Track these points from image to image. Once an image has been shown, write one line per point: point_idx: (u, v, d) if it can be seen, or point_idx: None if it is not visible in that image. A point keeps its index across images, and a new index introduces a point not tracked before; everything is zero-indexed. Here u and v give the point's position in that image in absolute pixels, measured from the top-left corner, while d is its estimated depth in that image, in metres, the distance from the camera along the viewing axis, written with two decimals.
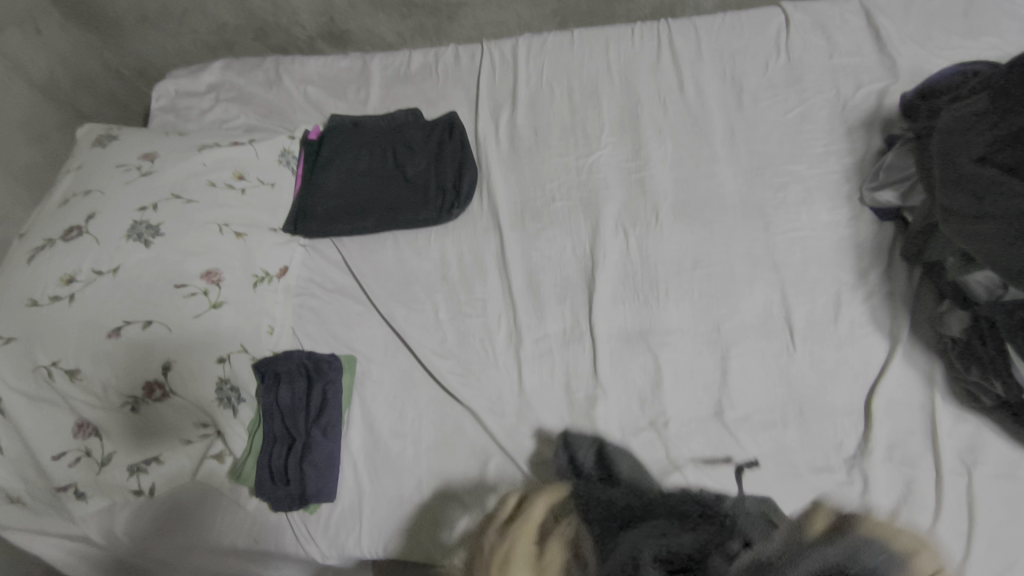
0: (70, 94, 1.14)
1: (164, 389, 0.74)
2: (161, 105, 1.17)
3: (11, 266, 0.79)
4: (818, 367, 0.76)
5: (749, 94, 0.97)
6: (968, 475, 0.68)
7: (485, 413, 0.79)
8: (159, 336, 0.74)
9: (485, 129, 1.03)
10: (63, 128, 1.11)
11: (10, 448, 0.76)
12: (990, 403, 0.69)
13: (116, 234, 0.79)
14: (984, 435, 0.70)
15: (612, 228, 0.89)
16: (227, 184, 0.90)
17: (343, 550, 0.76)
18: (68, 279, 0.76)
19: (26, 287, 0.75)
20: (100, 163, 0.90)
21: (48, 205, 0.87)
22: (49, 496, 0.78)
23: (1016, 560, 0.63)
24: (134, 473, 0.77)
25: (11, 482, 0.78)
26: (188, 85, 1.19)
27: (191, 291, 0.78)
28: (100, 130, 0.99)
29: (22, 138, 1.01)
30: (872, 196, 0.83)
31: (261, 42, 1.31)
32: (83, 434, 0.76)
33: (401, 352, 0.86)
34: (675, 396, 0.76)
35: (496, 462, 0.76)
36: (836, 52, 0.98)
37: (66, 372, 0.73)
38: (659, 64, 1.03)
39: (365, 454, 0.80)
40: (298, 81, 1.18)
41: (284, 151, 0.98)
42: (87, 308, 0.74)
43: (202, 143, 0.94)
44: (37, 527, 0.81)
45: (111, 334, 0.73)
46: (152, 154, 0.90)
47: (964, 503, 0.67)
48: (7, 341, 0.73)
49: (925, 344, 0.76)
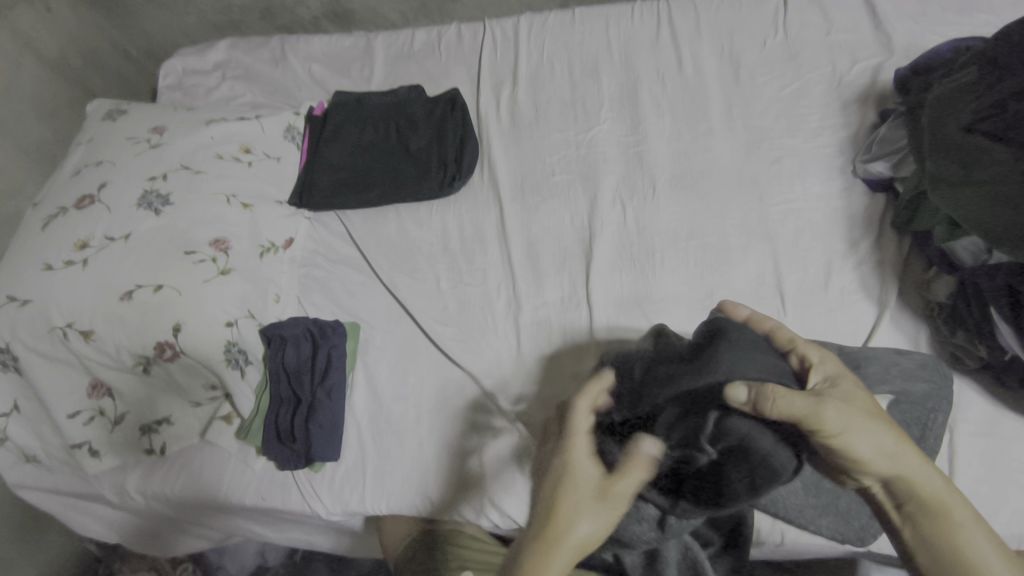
0: (80, 72, 1.16)
1: (174, 349, 0.76)
2: (169, 82, 1.20)
3: (26, 233, 0.82)
4: (808, 332, 0.78)
5: (746, 70, 0.99)
6: (950, 430, 0.70)
7: (485, 376, 0.82)
8: (170, 298, 0.76)
9: (487, 106, 1.05)
10: (74, 105, 1.14)
11: (28, 407, 0.79)
12: (973, 365, 0.71)
13: (128, 202, 0.82)
14: (966, 393, 0.72)
15: (610, 200, 0.91)
16: (234, 157, 0.92)
17: (346, 507, 0.78)
18: (82, 245, 0.78)
19: (41, 251, 0.78)
20: (112, 136, 0.92)
21: (60, 176, 0.89)
22: (65, 455, 0.81)
23: (993, 512, 0.66)
24: (146, 432, 0.80)
25: (28, 440, 0.81)
26: (196, 63, 1.21)
27: (200, 258, 0.80)
28: (110, 105, 1.01)
29: (34, 114, 1.04)
30: (864, 168, 0.85)
31: (267, 22, 1.33)
32: (97, 394, 0.78)
33: (403, 319, 0.88)
34: None
35: (494, 423, 0.79)
36: (833, 29, 0.99)
37: (80, 333, 0.75)
38: (660, 43, 1.05)
39: (369, 417, 0.82)
40: (303, 59, 1.20)
41: (290, 126, 1.00)
42: (101, 273, 0.76)
43: (210, 117, 0.97)
44: (51, 485, 0.85)
45: (123, 297, 0.76)
46: (161, 128, 0.93)
47: (945, 459, 0.69)
48: (24, 303, 0.75)
49: (911, 310, 0.78)
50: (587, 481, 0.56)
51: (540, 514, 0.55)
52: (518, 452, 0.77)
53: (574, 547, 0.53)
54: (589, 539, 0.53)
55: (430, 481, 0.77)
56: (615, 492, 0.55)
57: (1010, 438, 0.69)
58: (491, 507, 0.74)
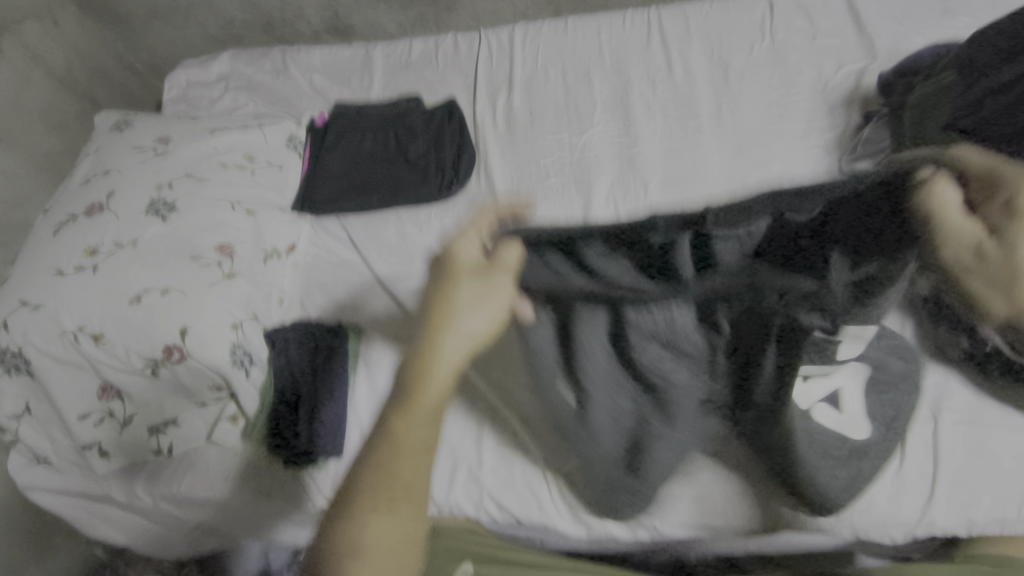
0: (87, 86, 1.20)
1: (181, 351, 0.78)
2: (174, 95, 1.23)
3: (38, 241, 0.85)
4: None
5: (734, 74, 1.02)
6: (934, 422, 0.72)
7: None
8: (177, 302, 0.79)
9: (483, 113, 1.08)
10: (81, 117, 1.17)
11: (39, 409, 0.81)
12: (958, 356, 0.72)
13: (136, 210, 0.85)
14: (951, 383, 0.74)
15: (603, 202, 0.94)
16: (238, 165, 0.95)
17: None
18: (92, 251, 0.81)
19: (53, 258, 0.81)
20: (118, 146, 0.95)
21: (69, 185, 0.92)
22: (75, 455, 0.83)
23: (977, 498, 0.68)
24: (154, 433, 0.81)
25: (39, 441, 0.83)
26: (200, 76, 1.25)
27: (205, 263, 0.83)
28: (117, 117, 1.04)
29: (43, 127, 1.07)
30: (848, 166, 0.84)
31: (269, 34, 1.36)
32: (106, 396, 0.80)
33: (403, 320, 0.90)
34: None
35: (494, 418, 0.80)
36: (818, 34, 1.02)
37: (91, 336, 0.77)
38: (650, 50, 1.08)
39: (370, 416, 0.85)
40: (303, 70, 1.23)
41: (292, 135, 1.03)
42: (109, 278, 0.79)
43: (214, 127, 1.00)
44: (62, 486, 0.87)
45: (133, 301, 0.78)
46: (166, 137, 0.96)
47: (931, 448, 0.71)
48: (36, 307, 0.78)
49: None
50: (466, 263, 0.58)
51: (434, 278, 0.60)
52: (516, 447, 0.79)
53: (473, 337, 0.55)
54: (484, 323, 0.56)
55: (431, 478, 0.79)
56: (500, 288, 0.57)
57: (992, 425, 0.71)
58: (491, 500, 0.77)
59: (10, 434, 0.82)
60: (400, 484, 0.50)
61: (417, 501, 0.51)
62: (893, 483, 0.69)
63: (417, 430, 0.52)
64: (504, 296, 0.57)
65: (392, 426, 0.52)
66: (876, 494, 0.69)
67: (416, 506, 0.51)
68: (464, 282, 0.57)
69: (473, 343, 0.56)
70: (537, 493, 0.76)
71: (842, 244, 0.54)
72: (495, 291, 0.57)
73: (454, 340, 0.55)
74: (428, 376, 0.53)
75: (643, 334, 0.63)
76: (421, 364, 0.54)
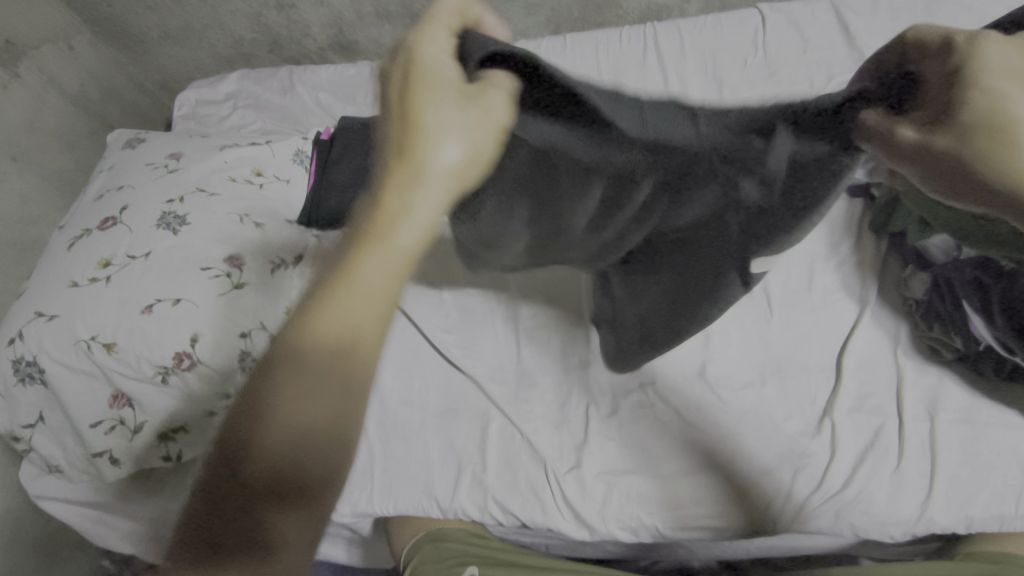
0: (99, 105, 1.26)
1: (191, 359, 0.80)
2: (184, 113, 1.27)
3: (54, 254, 0.88)
4: (794, 329, 0.81)
5: (728, 87, 1.05)
6: (931, 420, 0.73)
7: (487, 380, 0.85)
8: (188, 311, 0.81)
9: None
10: (93, 136, 1.22)
11: (52, 417, 0.82)
12: (951, 356, 0.75)
13: (148, 223, 0.88)
14: (945, 384, 0.76)
15: None
16: (247, 180, 0.98)
17: (356, 508, 0.81)
18: (105, 263, 0.84)
19: (68, 270, 0.84)
20: (131, 163, 0.99)
21: (84, 201, 0.96)
22: (86, 463, 0.84)
23: (974, 495, 0.69)
24: (163, 440, 0.83)
25: (51, 450, 0.84)
26: (209, 95, 1.29)
27: (215, 273, 0.85)
28: (129, 135, 1.08)
29: (57, 145, 1.11)
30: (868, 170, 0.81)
31: (276, 55, 1.39)
32: (118, 404, 0.81)
33: (407, 328, 0.92)
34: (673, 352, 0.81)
35: (497, 423, 0.82)
36: (810, 48, 1.05)
37: (104, 344, 0.79)
38: (646, 65, 1.11)
39: (376, 422, 0.85)
40: (309, 88, 1.27)
41: (298, 150, 1.06)
42: (122, 289, 0.81)
43: (223, 143, 1.04)
44: (74, 493, 0.89)
45: (144, 311, 0.81)
46: (177, 154, 1.00)
47: (927, 445, 0.72)
48: (52, 318, 0.80)
49: (890, 308, 0.81)
50: (448, 81, 0.46)
51: (385, 95, 0.47)
52: (519, 449, 0.80)
53: (444, 173, 0.46)
54: (455, 161, 0.46)
55: (436, 482, 0.80)
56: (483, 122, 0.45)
57: (987, 423, 0.72)
58: (495, 504, 0.77)
59: (23, 443, 0.83)
60: (310, 367, 0.43)
61: (348, 370, 0.44)
62: (892, 481, 0.70)
63: (343, 310, 0.44)
64: (487, 122, 0.44)
65: (312, 309, 0.44)
66: (874, 492, 0.70)
67: (349, 370, 0.44)
68: (435, 103, 0.45)
69: (443, 193, 0.46)
70: (540, 495, 0.77)
71: (719, 160, 0.46)
72: (467, 114, 0.45)
73: (389, 215, 0.46)
74: (355, 264, 0.45)
75: (527, 198, 0.56)
76: (361, 232, 0.46)
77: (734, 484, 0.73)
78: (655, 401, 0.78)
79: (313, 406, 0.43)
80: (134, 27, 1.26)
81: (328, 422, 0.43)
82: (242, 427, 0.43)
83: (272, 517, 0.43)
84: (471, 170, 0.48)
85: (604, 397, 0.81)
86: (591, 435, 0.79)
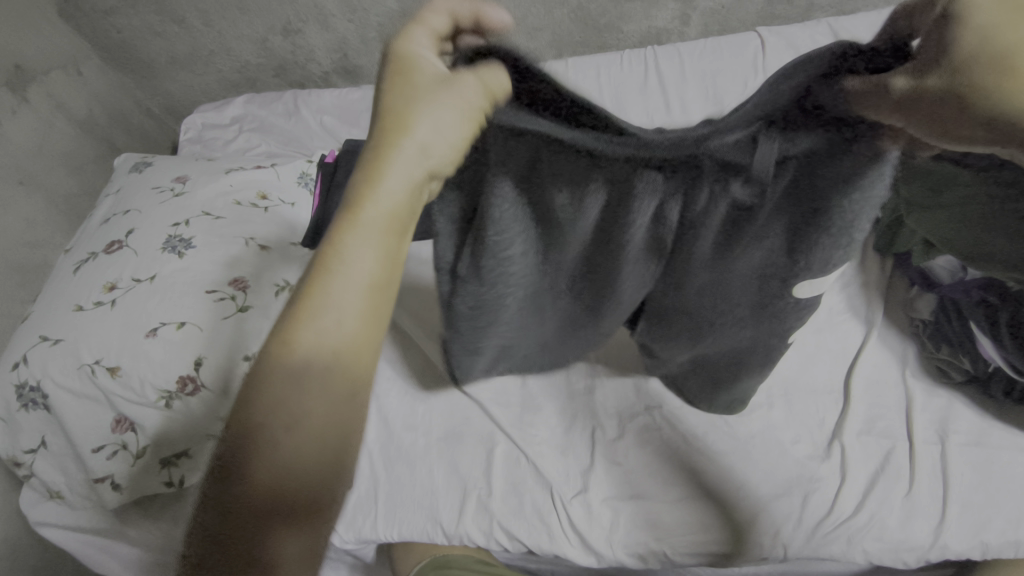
0: (107, 129, 1.28)
1: (196, 382, 0.80)
2: (189, 136, 1.29)
3: (60, 277, 0.88)
4: (801, 351, 0.80)
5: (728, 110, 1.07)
6: (942, 443, 0.73)
7: (492, 403, 0.84)
8: (193, 335, 0.81)
9: None
10: (99, 159, 1.24)
11: (53, 442, 0.81)
12: (960, 378, 0.74)
13: (153, 246, 0.89)
14: (955, 407, 0.75)
15: None
16: (252, 203, 0.98)
17: (360, 535, 0.79)
18: (110, 287, 0.84)
19: (74, 294, 0.84)
20: (138, 187, 1.00)
21: (89, 225, 0.97)
22: (87, 489, 0.84)
23: (988, 520, 0.68)
24: (167, 465, 0.83)
25: (52, 475, 0.83)
26: (215, 118, 1.30)
27: (220, 296, 0.85)
28: (136, 159, 1.09)
29: (64, 170, 1.12)
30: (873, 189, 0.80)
31: (281, 78, 1.40)
32: (120, 429, 0.80)
33: (412, 351, 0.92)
34: None
35: (502, 446, 0.81)
36: None
37: (108, 368, 0.79)
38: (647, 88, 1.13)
39: (380, 445, 0.84)
40: (315, 112, 1.28)
41: (303, 174, 1.07)
42: (127, 312, 0.82)
43: (229, 166, 1.04)
44: (74, 520, 0.87)
45: (149, 334, 0.80)
46: (183, 177, 1.01)
47: (938, 469, 0.71)
48: (56, 342, 0.80)
49: (897, 329, 0.81)
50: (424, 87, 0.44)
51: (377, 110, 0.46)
52: (525, 474, 0.79)
53: (423, 162, 0.43)
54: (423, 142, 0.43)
55: (441, 507, 0.79)
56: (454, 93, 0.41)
57: (999, 446, 0.72)
58: (501, 530, 0.76)
59: (25, 468, 0.82)
60: (296, 378, 0.41)
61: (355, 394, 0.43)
62: (905, 505, 0.69)
63: (333, 318, 0.42)
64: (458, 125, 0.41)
65: (296, 327, 0.41)
66: (887, 517, 0.69)
67: (350, 390, 0.42)
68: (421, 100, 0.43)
69: (411, 178, 0.43)
70: (547, 521, 0.76)
71: (684, 154, 0.38)
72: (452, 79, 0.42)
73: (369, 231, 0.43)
74: (332, 278, 0.42)
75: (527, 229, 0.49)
76: (335, 248, 0.43)
77: (747, 511, 0.71)
78: (661, 424, 0.78)
79: (308, 411, 0.41)
80: (141, 53, 1.28)
81: (323, 437, 0.41)
82: (242, 442, 0.40)
83: (274, 534, 0.40)
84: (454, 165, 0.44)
85: (611, 420, 0.80)
86: (598, 458, 0.78)
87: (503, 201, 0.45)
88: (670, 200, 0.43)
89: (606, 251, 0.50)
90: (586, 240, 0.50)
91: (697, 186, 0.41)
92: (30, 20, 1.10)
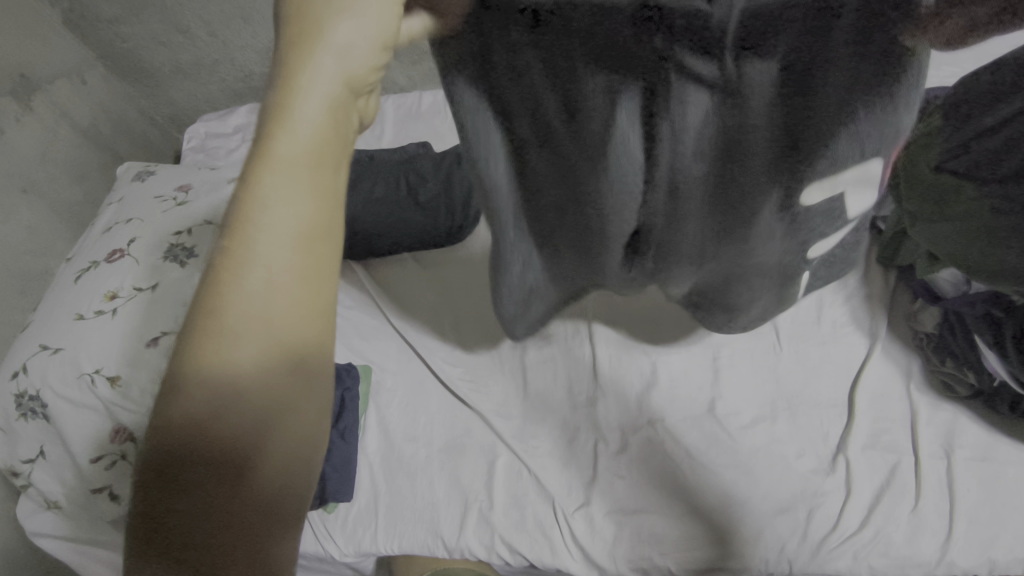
0: (109, 138, 1.28)
1: None
2: (192, 146, 1.29)
3: (61, 286, 0.88)
4: (804, 363, 0.80)
5: None
6: (948, 458, 0.72)
7: (493, 414, 0.84)
8: None
9: None
10: (102, 168, 1.24)
11: (52, 452, 0.81)
12: (966, 392, 0.73)
13: (155, 255, 0.88)
14: (961, 421, 0.74)
15: None
16: None
17: (359, 548, 0.79)
18: (112, 295, 0.84)
19: (75, 303, 0.84)
20: (141, 196, 1.00)
21: (92, 234, 0.96)
22: (85, 500, 0.83)
23: (995, 537, 0.67)
24: None
25: (50, 486, 0.82)
26: (218, 128, 1.31)
27: None
28: (139, 167, 1.09)
29: (67, 178, 1.13)
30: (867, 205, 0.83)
31: None
32: (119, 439, 0.79)
33: (413, 362, 0.91)
34: (685, 384, 0.80)
35: (504, 459, 0.81)
36: None
37: (108, 378, 0.78)
38: None
39: (381, 457, 0.84)
40: None
41: None
42: (129, 321, 0.81)
43: (231, 175, 1.05)
44: (71, 531, 0.86)
45: (150, 344, 0.80)
46: (186, 186, 1.01)
47: (944, 484, 0.70)
48: (56, 351, 0.80)
49: (901, 342, 0.80)
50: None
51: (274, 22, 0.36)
52: (527, 487, 0.79)
53: (326, 83, 0.35)
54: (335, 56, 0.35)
55: (441, 520, 0.78)
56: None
57: (1006, 462, 0.71)
58: (502, 543, 0.76)
59: (23, 478, 0.82)
60: (227, 389, 0.34)
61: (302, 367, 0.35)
62: (910, 521, 0.69)
63: (258, 289, 0.34)
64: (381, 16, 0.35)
65: (210, 312, 0.34)
66: (892, 532, 0.69)
67: (294, 363, 0.35)
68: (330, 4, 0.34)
69: (329, 99, 0.35)
70: (549, 534, 0.75)
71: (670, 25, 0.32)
72: None
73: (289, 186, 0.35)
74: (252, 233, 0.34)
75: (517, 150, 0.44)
76: (247, 211, 0.35)
77: (752, 525, 0.71)
78: (664, 437, 0.77)
79: (241, 398, 0.34)
80: (145, 62, 1.29)
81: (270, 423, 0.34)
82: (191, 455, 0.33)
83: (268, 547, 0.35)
84: (370, 74, 0.36)
85: (613, 432, 0.79)
86: (600, 471, 0.77)
87: (469, 82, 0.38)
88: (672, 97, 0.36)
89: (582, 158, 0.43)
90: (557, 150, 0.43)
91: (675, 91, 0.36)
92: (36, 30, 1.11)
